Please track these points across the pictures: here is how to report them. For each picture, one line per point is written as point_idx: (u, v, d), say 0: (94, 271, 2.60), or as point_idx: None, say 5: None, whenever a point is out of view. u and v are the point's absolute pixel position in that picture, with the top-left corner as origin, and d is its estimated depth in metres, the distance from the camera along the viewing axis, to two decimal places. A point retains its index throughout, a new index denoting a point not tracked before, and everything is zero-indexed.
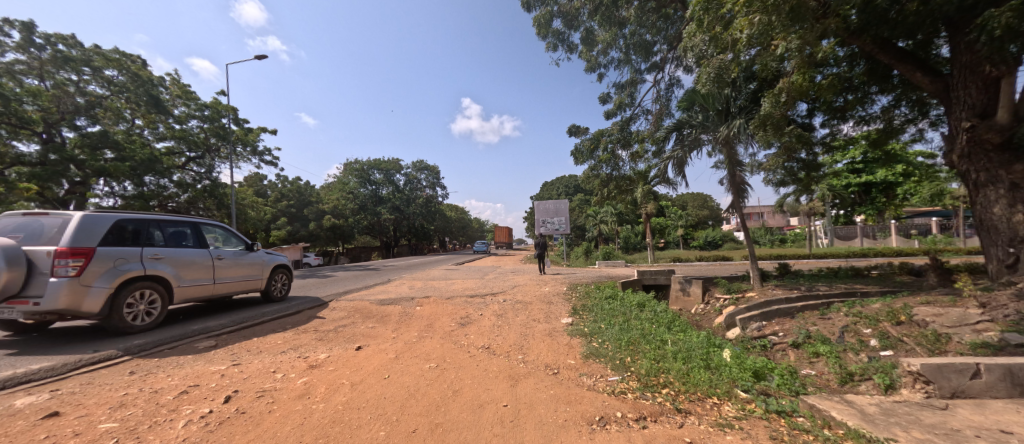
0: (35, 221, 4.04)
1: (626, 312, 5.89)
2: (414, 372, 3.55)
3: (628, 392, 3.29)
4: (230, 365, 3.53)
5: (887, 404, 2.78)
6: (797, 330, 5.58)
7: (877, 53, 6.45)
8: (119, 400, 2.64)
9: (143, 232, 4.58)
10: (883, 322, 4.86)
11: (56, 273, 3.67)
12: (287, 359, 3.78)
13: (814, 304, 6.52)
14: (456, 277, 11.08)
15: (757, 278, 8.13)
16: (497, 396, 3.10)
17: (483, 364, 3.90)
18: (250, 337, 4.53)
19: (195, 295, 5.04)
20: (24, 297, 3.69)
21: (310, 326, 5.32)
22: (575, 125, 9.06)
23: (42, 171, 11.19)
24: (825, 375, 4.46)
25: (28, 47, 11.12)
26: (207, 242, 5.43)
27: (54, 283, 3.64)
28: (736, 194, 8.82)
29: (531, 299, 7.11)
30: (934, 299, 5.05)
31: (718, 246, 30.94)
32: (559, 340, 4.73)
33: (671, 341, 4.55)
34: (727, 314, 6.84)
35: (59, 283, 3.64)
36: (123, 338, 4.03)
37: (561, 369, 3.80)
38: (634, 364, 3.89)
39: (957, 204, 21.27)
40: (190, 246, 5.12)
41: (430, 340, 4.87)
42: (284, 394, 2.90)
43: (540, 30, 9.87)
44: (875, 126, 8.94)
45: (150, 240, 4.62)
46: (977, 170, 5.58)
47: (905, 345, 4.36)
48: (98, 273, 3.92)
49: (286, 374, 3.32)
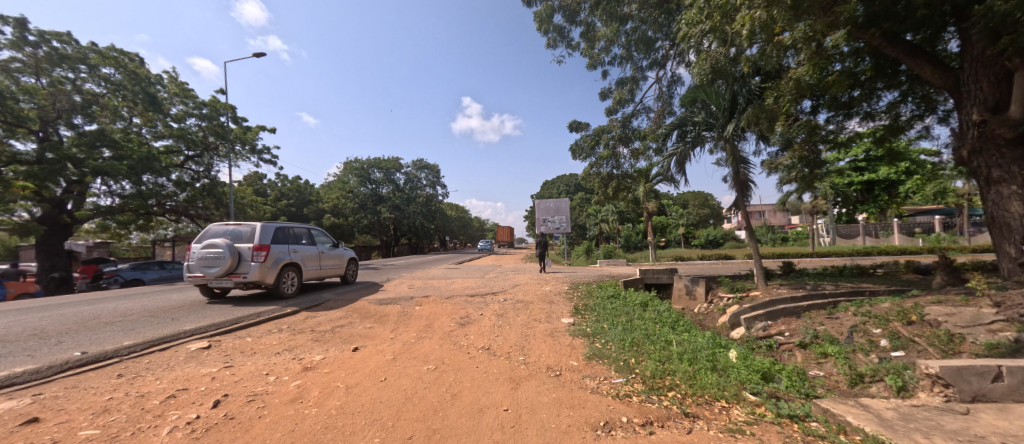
0: (233, 227, 6.58)
1: (629, 311, 5.77)
2: (412, 375, 3.44)
3: (633, 396, 3.17)
4: (222, 367, 3.43)
5: (905, 408, 2.67)
6: (804, 330, 5.46)
7: (884, 47, 6.30)
8: (103, 405, 2.53)
9: (286, 234, 7.07)
10: (893, 322, 4.74)
11: (254, 259, 6.19)
12: (282, 360, 3.68)
13: (821, 303, 6.40)
14: (456, 276, 10.96)
15: (761, 277, 8.01)
16: (497, 399, 2.99)
17: (483, 366, 3.79)
18: (244, 338, 4.43)
19: (310, 276, 7.57)
20: (237, 273, 6.19)
21: (307, 326, 5.22)
22: (576, 121, 8.92)
23: (38, 170, 11.08)
24: (834, 376, 4.35)
25: (24, 44, 11.02)
26: (314, 241, 7.87)
27: (253, 266, 6.15)
28: (740, 191, 8.67)
29: (532, 299, 6.99)
30: (945, 298, 4.93)
31: (720, 245, 30.77)
32: (561, 340, 4.61)
33: (676, 341, 4.43)
34: (731, 314, 6.72)
35: (257, 266, 6.16)
36: (113, 339, 3.92)
37: (563, 371, 3.69)
38: (638, 365, 3.78)
39: (960, 203, 21.09)
40: (306, 244, 7.54)
41: (429, 341, 4.76)
42: (276, 398, 2.79)
43: (540, 25, 9.73)
44: (881, 123, 8.81)
45: (290, 240, 7.13)
46: (988, 166, 5.45)
47: (917, 345, 4.25)
48: (272, 260, 6.47)
49: (279, 377, 3.21)
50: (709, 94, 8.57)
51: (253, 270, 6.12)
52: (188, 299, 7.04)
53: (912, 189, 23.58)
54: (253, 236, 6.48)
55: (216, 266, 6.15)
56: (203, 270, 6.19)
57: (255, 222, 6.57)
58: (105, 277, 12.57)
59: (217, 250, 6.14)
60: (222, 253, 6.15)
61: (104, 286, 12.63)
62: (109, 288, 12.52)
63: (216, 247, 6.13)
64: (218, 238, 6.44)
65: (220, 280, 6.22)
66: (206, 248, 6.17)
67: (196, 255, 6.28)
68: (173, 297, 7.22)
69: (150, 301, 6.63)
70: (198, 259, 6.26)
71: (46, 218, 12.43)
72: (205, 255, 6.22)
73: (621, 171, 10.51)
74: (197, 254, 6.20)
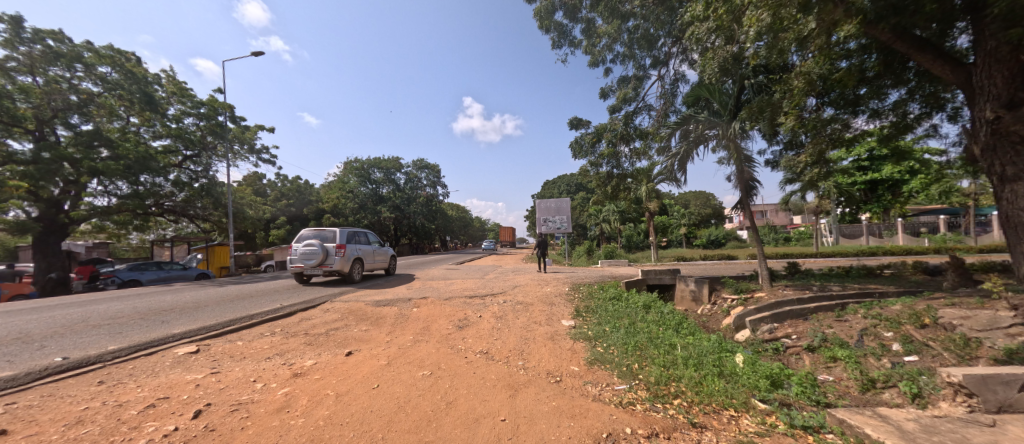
0: (319, 231, 9.20)
1: (631, 314, 5.61)
2: (406, 381, 3.29)
3: (637, 404, 3.02)
4: (208, 373, 3.29)
5: (926, 420, 2.54)
6: (812, 333, 5.31)
7: (894, 42, 6.13)
8: (76, 416, 2.39)
9: (354, 236, 9.82)
10: (906, 325, 4.59)
11: (337, 254, 8.91)
12: (272, 366, 3.54)
13: (828, 305, 6.23)
14: (455, 277, 10.80)
15: (766, 278, 7.84)
16: (494, 409, 2.84)
17: (480, 372, 3.64)
18: (235, 342, 4.29)
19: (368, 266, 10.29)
20: (325, 264, 8.87)
21: (301, 328, 5.09)
22: (576, 118, 8.77)
23: (34, 169, 10.98)
24: (845, 382, 4.20)
25: (19, 43, 10.94)
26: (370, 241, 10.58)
27: (338, 259, 8.86)
28: (744, 191, 8.50)
29: (532, 300, 6.85)
30: (959, 300, 4.77)
31: (722, 245, 30.56)
32: (561, 344, 4.47)
33: (681, 345, 4.28)
34: (736, 316, 6.57)
35: (340, 258, 8.86)
36: (98, 344, 3.78)
37: (563, 377, 3.55)
38: (642, 371, 3.62)
39: (965, 202, 20.84)
40: (365, 243, 10.25)
41: (425, 345, 4.62)
42: (262, 407, 2.65)
43: (540, 22, 9.59)
44: (889, 122, 8.63)
45: (357, 240, 9.89)
46: (1003, 164, 5.29)
47: (931, 350, 4.10)
48: (348, 255, 9.18)
49: (266, 384, 3.07)
50: (713, 93, 8.40)
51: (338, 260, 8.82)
52: (181, 300, 6.91)
53: (916, 188, 23.37)
54: (335, 237, 9.14)
55: (311, 259, 8.74)
56: (301, 262, 8.81)
57: (335, 227, 9.24)
58: (102, 278, 12.48)
59: (312, 248, 8.73)
60: (315, 250, 8.77)
61: (100, 287, 12.53)
62: (106, 288, 12.42)
63: (312, 245, 8.74)
64: (311, 238, 9.05)
65: (313, 268, 8.84)
66: (304, 246, 8.78)
67: (296, 251, 8.90)
68: (167, 298, 7.09)
69: (143, 302, 6.50)
70: (297, 254, 8.90)
71: (43, 219, 12.34)
72: (303, 251, 8.80)
73: (623, 170, 10.34)
74: (298, 250, 8.80)
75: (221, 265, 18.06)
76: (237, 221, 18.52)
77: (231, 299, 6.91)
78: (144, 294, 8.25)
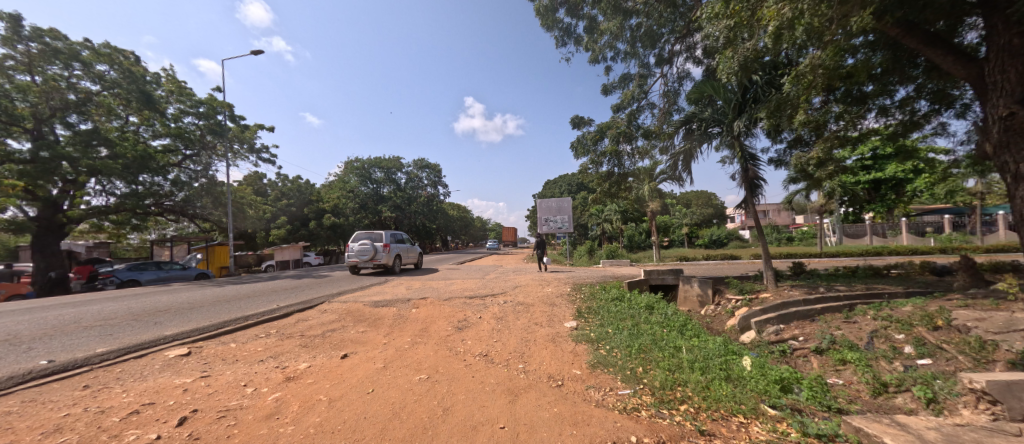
0: (369, 232, 11.92)
1: (634, 315, 5.49)
2: (402, 386, 3.18)
3: (642, 410, 2.90)
4: (198, 377, 3.19)
5: (948, 428, 2.42)
6: (820, 335, 5.19)
7: (902, 37, 5.99)
8: (56, 423, 2.29)
9: (394, 237, 12.45)
10: (918, 327, 4.46)
11: (383, 251, 11.57)
12: (265, 369, 3.43)
13: (836, 306, 6.09)
14: (455, 277, 10.67)
15: (771, 278, 7.71)
16: (493, 415, 2.72)
17: (479, 376, 3.52)
18: (228, 344, 4.19)
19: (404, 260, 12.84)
20: (374, 258, 11.52)
21: (297, 330, 4.97)
22: (578, 116, 8.65)
23: (31, 168, 10.92)
24: (856, 385, 4.07)
25: (17, 41, 10.88)
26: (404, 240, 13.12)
27: (384, 255, 11.52)
28: (748, 190, 8.35)
29: (533, 301, 6.72)
30: (972, 302, 4.64)
31: (724, 244, 30.37)
32: (563, 346, 4.35)
33: (687, 348, 4.15)
34: (741, 317, 6.44)
35: (386, 254, 11.54)
36: (86, 346, 3.69)
37: (565, 381, 3.43)
38: (646, 375, 3.50)
39: (971, 201, 20.58)
40: (401, 242, 12.87)
41: (423, 347, 4.50)
42: (251, 414, 2.54)
43: (542, 19, 9.46)
44: (897, 120, 8.47)
45: (395, 239, 12.50)
46: (1017, 161, 5.15)
47: (945, 353, 3.97)
48: (391, 252, 11.88)
49: (257, 388, 2.96)
50: (717, 90, 8.23)
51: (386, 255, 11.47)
52: (178, 300, 6.82)
53: (921, 187, 23.13)
54: (382, 238, 11.86)
55: (365, 254, 11.48)
56: (357, 256, 11.55)
57: (382, 230, 12.06)
58: (101, 277, 12.42)
59: (365, 246, 11.47)
60: (369, 248, 11.49)
61: (99, 287, 12.48)
62: (104, 288, 12.36)
63: (365, 244, 11.45)
64: (364, 239, 11.79)
65: (366, 262, 11.57)
66: (360, 244, 11.52)
67: (354, 249, 11.68)
68: (163, 299, 7.00)
69: (138, 303, 6.41)
70: (355, 251, 11.64)
71: (42, 219, 12.27)
72: (359, 248, 11.55)
73: (625, 168, 10.21)
74: (354, 247, 11.56)
75: (221, 265, 18.00)
76: (237, 221, 18.44)
77: (227, 299, 6.80)
78: (142, 294, 8.18)
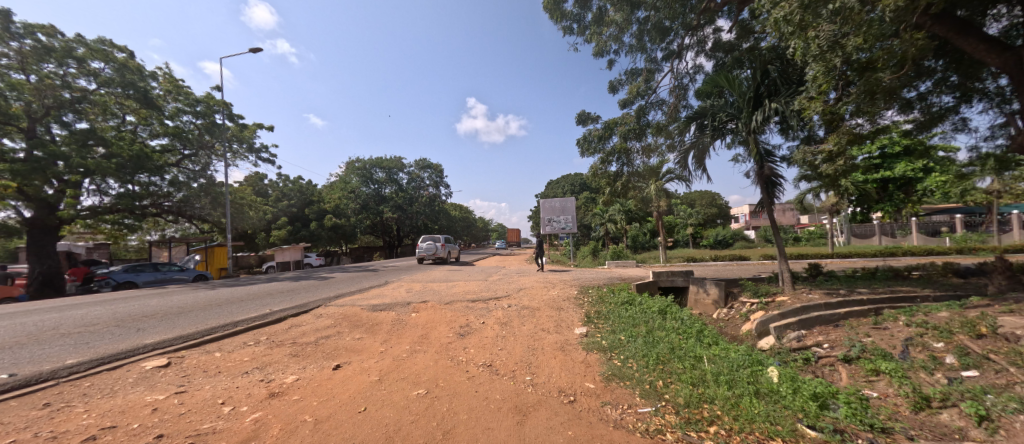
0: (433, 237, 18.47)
1: (648, 320, 5.15)
2: (398, 403, 2.86)
3: (667, 432, 2.57)
4: (173, 393, 2.89)
5: None
6: (848, 342, 4.85)
7: (932, 24, 5.64)
8: None
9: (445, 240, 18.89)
10: (959, 335, 4.12)
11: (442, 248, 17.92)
12: (246, 383, 3.11)
13: (861, 311, 5.74)
14: (457, 279, 10.35)
15: (788, 281, 7.35)
16: (500, 440, 2.40)
17: (483, 391, 3.19)
18: (212, 353, 3.89)
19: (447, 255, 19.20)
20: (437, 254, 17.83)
21: (288, 338, 4.66)
22: (585, 112, 8.32)
23: (22, 167, 10.70)
24: (893, 398, 3.73)
25: (9, 38, 10.64)
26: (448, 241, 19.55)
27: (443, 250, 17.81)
28: (764, 187, 7.96)
29: (539, 305, 6.39)
30: (1017, 308, 4.31)
31: (729, 245, 29.94)
32: (573, 355, 4.04)
33: (708, 358, 3.82)
34: (758, 322, 6.09)
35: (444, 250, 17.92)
36: (57, 356, 3.40)
37: (578, 397, 3.11)
38: (667, 390, 3.18)
39: (985, 200, 20.02)
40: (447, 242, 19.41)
41: (422, 356, 4.19)
42: (224, 438, 2.23)
43: (549, 11, 9.15)
44: (917, 115, 8.10)
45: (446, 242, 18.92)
46: None
47: (994, 364, 3.62)
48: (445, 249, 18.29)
49: (236, 406, 2.66)
50: (731, 82, 7.85)
51: (444, 251, 17.82)
52: (171, 304, 6.57)
53: (932, 187, 22.65)
54: (440, 240, 18.28)
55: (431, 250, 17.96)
56: (425, 252, 18.03)
57: (440, 235, 18.59)
58: (97, 279, 12.22)
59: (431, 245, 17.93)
60: (433, 246, 17.95)
61: (95, 289, 12.28)
62: (100, 290, 12.15)
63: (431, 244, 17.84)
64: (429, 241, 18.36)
65: (430, 255, 17.99)
66: (427, 244, 17.95)
67: (422, 247, 18.10)
68: (154, 302, 6.74)
69: (125, 307, 6.12)
70: (423, 248, 18.04)
71: (35, 221, 12.05)
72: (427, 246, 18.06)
73: (633, 167, 9.86)
74: (423, 246, 18.01)
75: (220, 266, 17.78)
76: (236, 222, 18.21)
77: (220, 303, 6.53)
78: (135, 296, 7.94)
